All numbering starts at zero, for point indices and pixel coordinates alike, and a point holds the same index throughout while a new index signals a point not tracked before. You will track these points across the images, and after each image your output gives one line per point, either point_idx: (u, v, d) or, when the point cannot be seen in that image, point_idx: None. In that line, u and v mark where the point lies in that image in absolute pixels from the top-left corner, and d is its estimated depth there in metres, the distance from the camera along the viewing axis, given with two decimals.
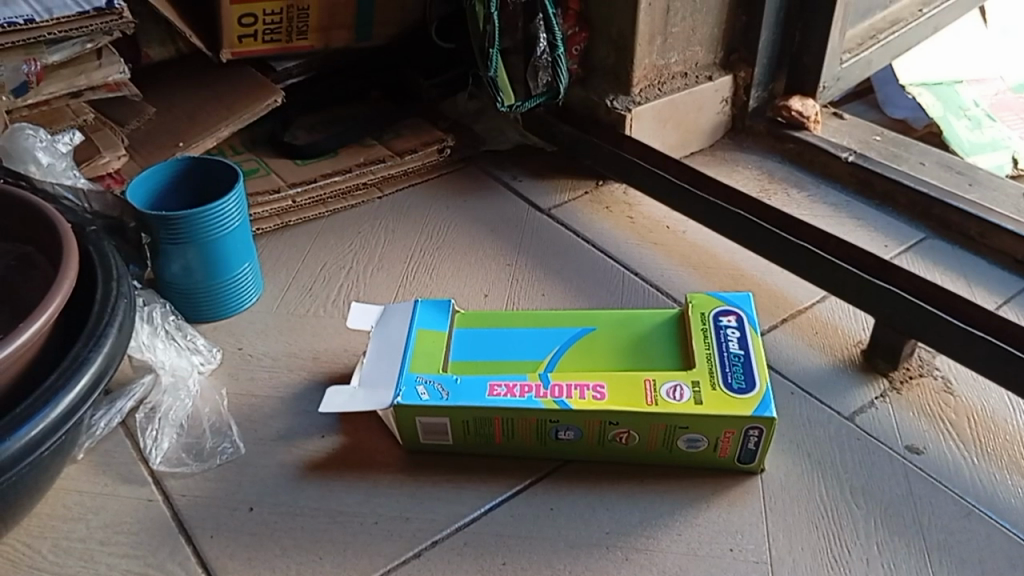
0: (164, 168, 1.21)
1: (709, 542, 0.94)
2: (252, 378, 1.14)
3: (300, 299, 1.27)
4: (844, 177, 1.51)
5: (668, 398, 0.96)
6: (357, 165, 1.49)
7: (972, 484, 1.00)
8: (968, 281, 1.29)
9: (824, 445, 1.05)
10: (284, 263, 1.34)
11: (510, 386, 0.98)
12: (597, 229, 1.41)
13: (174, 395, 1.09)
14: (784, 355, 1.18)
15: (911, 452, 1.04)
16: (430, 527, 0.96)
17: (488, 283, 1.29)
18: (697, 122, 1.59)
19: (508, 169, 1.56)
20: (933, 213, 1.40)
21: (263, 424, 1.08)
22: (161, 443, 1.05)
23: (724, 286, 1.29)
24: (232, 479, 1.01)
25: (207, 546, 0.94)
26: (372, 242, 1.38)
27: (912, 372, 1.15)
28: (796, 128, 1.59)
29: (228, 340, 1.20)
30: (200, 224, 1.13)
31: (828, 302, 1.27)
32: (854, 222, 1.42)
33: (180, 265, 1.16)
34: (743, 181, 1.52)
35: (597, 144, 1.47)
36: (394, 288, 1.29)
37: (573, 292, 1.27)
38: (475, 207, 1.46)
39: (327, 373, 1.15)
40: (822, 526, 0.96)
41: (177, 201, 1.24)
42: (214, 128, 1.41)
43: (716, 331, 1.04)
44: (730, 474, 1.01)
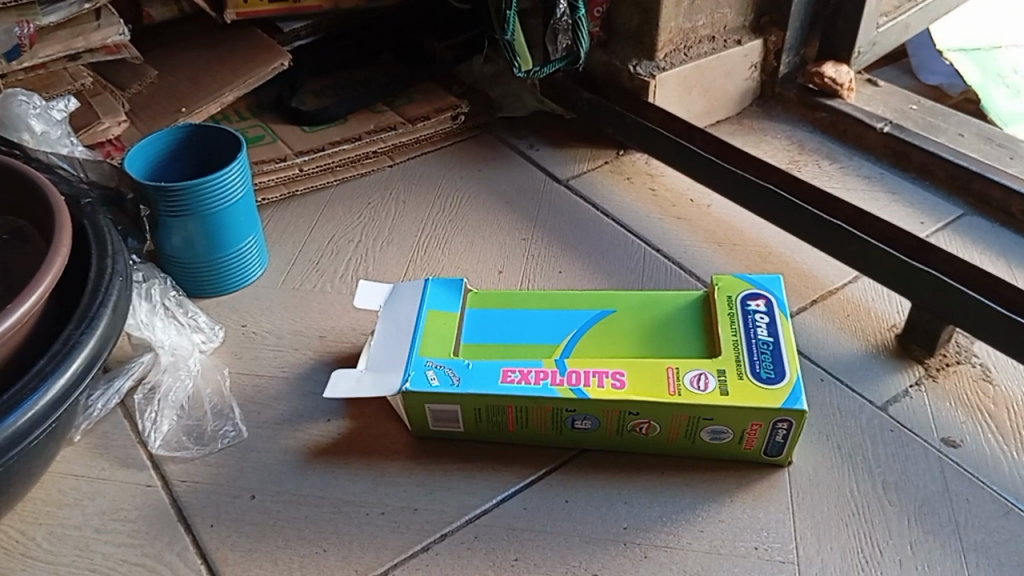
0: (166, 136, 1.15)
1: (733, 540, 0.89)
2: (256, 357, 1.10)
3: (307, 274, 1.22)
4: (878, 148, 1.43)
5: (692, 388, 0.91)
6: (368, 132, 1.43)
7: (1012, 480, 0.95)
8: (1008, 262, 1.22)
9: (856, 437, 1.00)
10: (291, 235, 1.29)
11: (524, 373, 0.93)
12: (617, 202, 1.35)
13: (174, 375, 1.05)
14: (813, 339, 1.13)
15: (947, 446, 0.98)
16: (439, 519, 0.92)
17: (502, 258, 1.24)
18: (724, 89, 1.52)
19: (525, 137, 1.50)
20: (972, 188, 1.33)
21: (267, 407, 1.04)
22: (160, 426, 1.00)
23: (751, 264, 1.23)
24: (235, 465, 0.97)
25: (207, 536, 0.90)
26: (383, 214, 1.33)
27: (949, 359, 1.09)
28: (828, 96, 1.51)
29: (231, 316, 1.16)
30: (201, 196, 1.07)
31: (860, 283, 1.20)
32: (890, 197, 1.35)
33: (180, 238, 1.11)
34: (771, 152, 1.45)
35: (619, 113, 1.40)
36: (404, 263, 1.23)
37: (591, 271, 1.22)
38: (490, 177, 1.40)
39: (333, 354, 1.10)
40: (853, 524, 0.91)
41: (178, 170, 1.19)
42: (218, 93, 1.35)
43: (743, 316, 0.99)
44: (756, 466, 0.96)
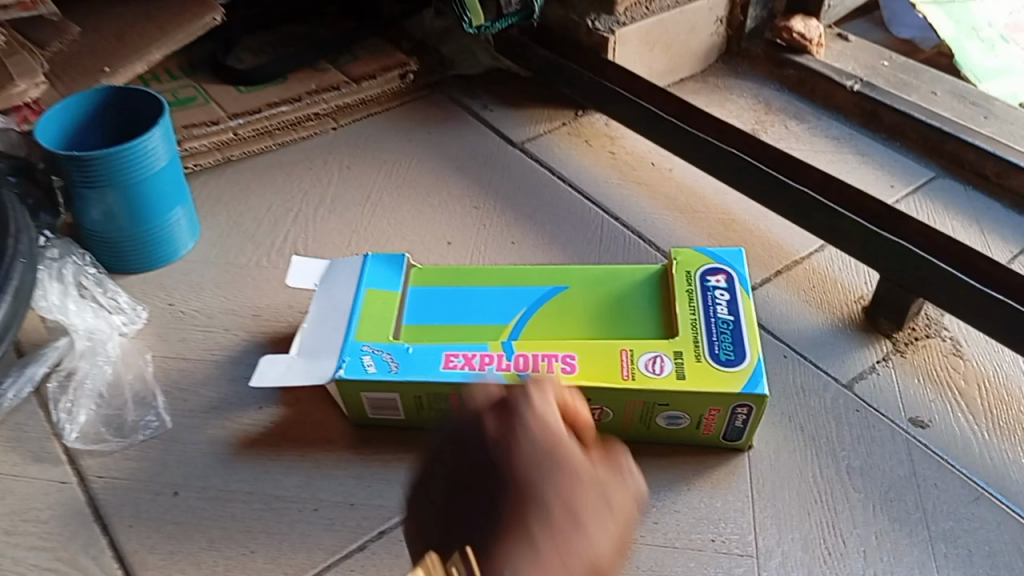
0: (83, 99, 1.06)
1: (689, 532, 0.84)
2: (183, 339, 1.02)
3: (241, 246, 1.14)
4: (848, 108, 1.37)
5: (647, 372, 0.85)
6: (309, 91, 1.32)
7: (982, 463, 0.90)
8: (980, 227, 1.17)
9: (820, 419, 0.94)
10: (225, 205, 1.21)
11: (468, 358, 0.87)
12: (574, 167, 1.28)
13: (91, 362, 0.97)
14: (777, 313, 1.07)
15: (916, 427, 0.94)
16: (377, 515, 0.85)
17: (451, 227, 1.17)
18: (688, 44, 1.44)
19: (478, 96, 1.41)
20: (945, 150, 1.27)
21: (194, 394, 0.96)
22: (76, 416, 0.93)
23: (714, 233, 1.17)
24: (157, 458, 0.90)
25: (125, 538, 0.83)
26: (325, 180, 1.25)
27: (918, 332, 1.04)
28: (797, 52, 1.44)
29: (158, 294, 1.07)
30: (119, 164, 0.99)
31: (826, 253, 1.14)
32: (859, 159, 1.29)
33: (100, 210, 1.03)
34: (736, 112, 1.38)
35: (575, 71, 1.32)
36: (346, 235, 1.16)
37: (545, 242, 1.15)
38: (442, 140, 1.32)
39: (267, 334, 1.02)
40: (816, 513, 0.86)
41: (97, 138, 1.10)
42: (144, 51, 1.26)
43: (703, 293, 0.93)
44: (714, 451, 0.91)
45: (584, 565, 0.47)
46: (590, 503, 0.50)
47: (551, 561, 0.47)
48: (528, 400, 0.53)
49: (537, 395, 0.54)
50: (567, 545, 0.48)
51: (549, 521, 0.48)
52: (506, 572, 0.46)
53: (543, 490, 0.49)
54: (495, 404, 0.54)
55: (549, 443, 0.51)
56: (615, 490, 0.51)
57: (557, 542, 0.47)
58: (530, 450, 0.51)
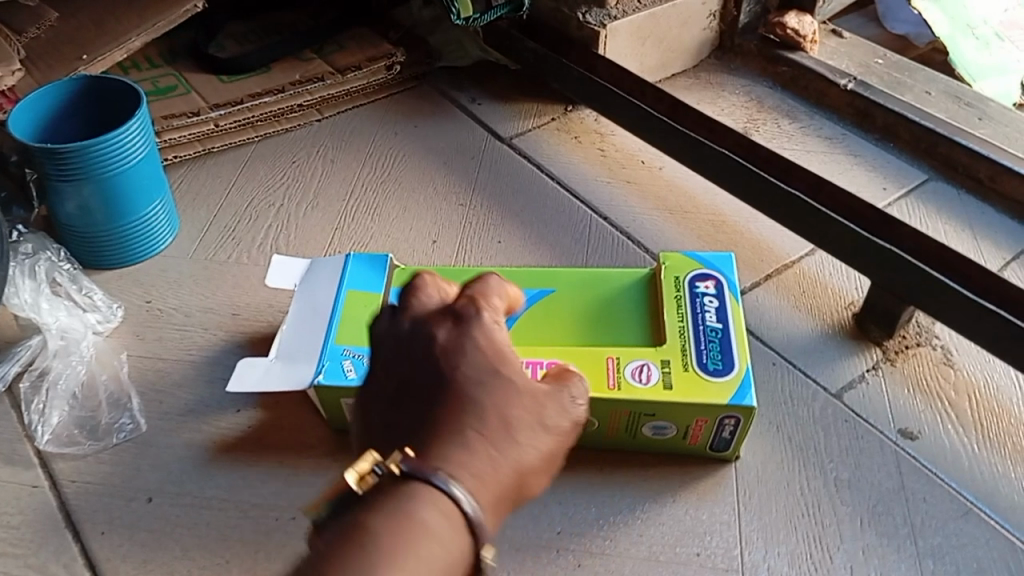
0: (57, 88, 1.03)
1: (673, 545, 0.83)
2: (160, 339, 0.99)
3: (221, 242, 1.11)
4: (842, 107, 1.35)
5: (633, 382, 0.83)
6: (292, 82, 1.30)
7: (971, 477, 0.89)
8: (972, 232, 1.15)
9: (809, 429, 0.93)
10: (205, 198, 1.18)
11: None
12: (563, 163, 1.26)
13: (65, 361, 0.95)
14: (766, 319, 1.05)
15: (905, 438, 0.92)
16: None
17: (436, 225, 1.14)
18: (680, 40, 1.41)
19: (466, 89, 1.39)
20: (938, 152, 1.25)
21: (170, 396, 0.94)
22: (49, 417, 0.91)
23: (703, 234, 1.15)
24: (131, 462, 0.88)
25: (97, 545, 0.81)
26: (308, 174, 1.22)
27: (909, 340, 1.02)
28: (790, 49, 1.42)
29: (135, 291, 1.05)
30: (94, 158, 0.96)
31: (817, 257, 1.13)
32: (852, 160, 1.27)
33: (75, 204, 1.00)
34: (728, 109, 1.36)
35: (565, 65, 1.29)
36: (329, 231, 1.13)
37: (532, 241, 1.12)
38: (428, 133, 1.30)
39: (246, 334, 1.00)
40: (802, 527, 0.84)
41: (72, 129, 1.06)
42: (123, 38, 1.22)
43: (691, 300, 0.91)
44: (701, 462, 0.89)
45: (512, 462, 0.50)
46: (525, 414, 0.52)
47: (481, 451, 0.49)
48: (484, 304, 0.57)
49: (491, 281, 0.59)
50: (503, 441, 0.50)
51: (489, 418, 0.51)
52: (444, 462, 0.48)
53: (489, 392, 0.52)
54: (451, 310, 0.56)
55: (498, 351, 0.54)
56: (556, 408, 0.54)
57: (492, 436, 0.50)
58: (484, 355, 0.54)
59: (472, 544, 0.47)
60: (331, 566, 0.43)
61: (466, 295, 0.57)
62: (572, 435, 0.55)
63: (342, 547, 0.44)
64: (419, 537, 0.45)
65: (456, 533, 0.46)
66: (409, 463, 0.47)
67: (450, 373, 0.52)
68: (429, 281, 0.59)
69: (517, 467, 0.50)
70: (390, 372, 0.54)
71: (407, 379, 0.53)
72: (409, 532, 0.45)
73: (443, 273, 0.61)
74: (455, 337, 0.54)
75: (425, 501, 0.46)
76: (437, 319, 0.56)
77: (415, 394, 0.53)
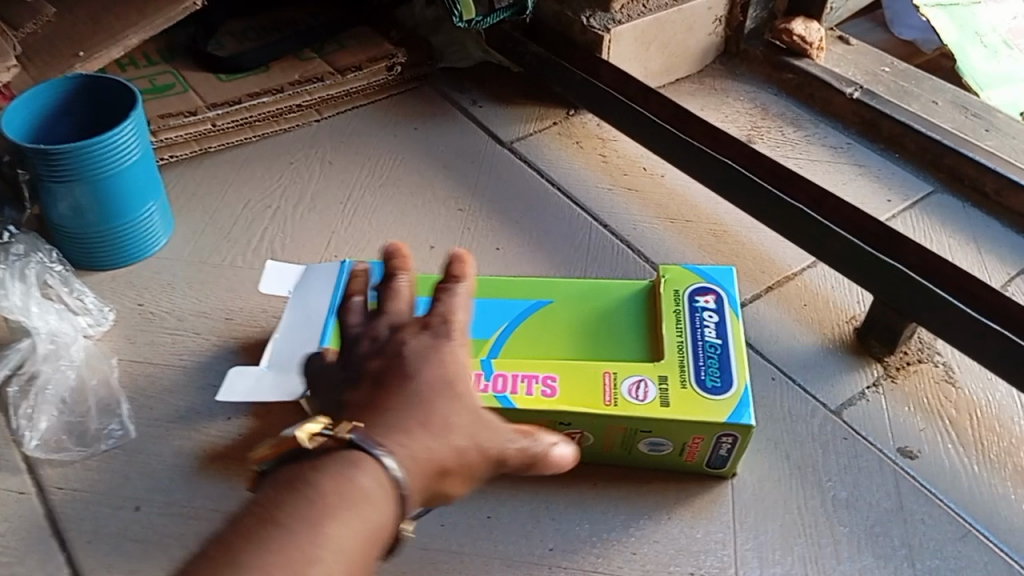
0: (52, 87, 1.02)
1: (667, 564, 0.82)
2: (151, 343, 0.98)
3: (215, 245, 1.10)
4: (847, 116, 1.33)
5: (629, 398, 0.82)
6: (292, 82, 1.28)
7: (972, 499, 0.88)
8: (977, 246, 1.14)
9: (807, 446, 0.92)
10: (200, 199, 1.16)
11: None
12: (564, 169, 1.24)
13: (54, 366, 0.94)
14: (766, 332, 1.04)
15: (904, 457, 0.91)
16: None
17: (434, 231, 1.13)
18: (685, 44, 1.40)
19: (468, 91, 1.37)
20: (944, 163, 1.24)
21: (160, 402, 0.93)
22: (37, 422, 0.89)
23: (705, 244, 1.14)
24: (119, 470, 0.87)
25: (83, 554, 0.80)
26: (306, 175, 1.21)
27: (910, 357, 1.01)
28: (796, 55, 1.40)
29: (127, 293, 1.04)
30: (88, 159, 0.95)
31: (819, 269, 1.11)
32: (856, 170, 1.25)
33: (68, 205, 0.99)
34: (732, 116, 1.34)
35: (568, 70, 1.28)
36: (325, 235, 1.12)
37: (531, 249, 1.11)
38: (428, 136, 1.28)
39: (239, 339, 0.99)
40: (799, 547, 0.83)
41: (66, 128, 1.05)
42: (120, 35, 1.20)
43: (690, 315, 0.90)
44: (697, 478, 0.88)
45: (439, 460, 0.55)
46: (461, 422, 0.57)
47: (419, 439, 0.55)
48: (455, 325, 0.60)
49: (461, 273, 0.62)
50: (441, 437, 0.56)
51: (436, 416, 0.56)
52: (384, 440, 0.53)
53: (444, 394, 0.57)
54: (425, 321, 0.60)
55: (458, 370, 0.59)
56: (492, 435, 0.59)
57: (435, 434, 0.55)
58: (447, 363, 0.59)
59: (397, 517, 0.52)
60: (277, 510, 0.47)
61: (441, 310, 0.61)
62: (508, 460, 0.60)
63: (284, 492, 0.49)
64: (355, 499, 0.49)
65: (388, 502, 0.51)
66: (359, 433, 0.52)
67: (412, 371, 0.57)
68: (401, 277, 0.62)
69: (446, 466, 0.56)
70: (355, 363, 0.59)
71: (370, 369, 0.58)
72: (349, 493, 0.49)
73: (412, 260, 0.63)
74: (426, 345, 0.59)
75: (365, 470, 0.51)
76: (409, 327, 0.61)
77: (377, 381, 0.57)
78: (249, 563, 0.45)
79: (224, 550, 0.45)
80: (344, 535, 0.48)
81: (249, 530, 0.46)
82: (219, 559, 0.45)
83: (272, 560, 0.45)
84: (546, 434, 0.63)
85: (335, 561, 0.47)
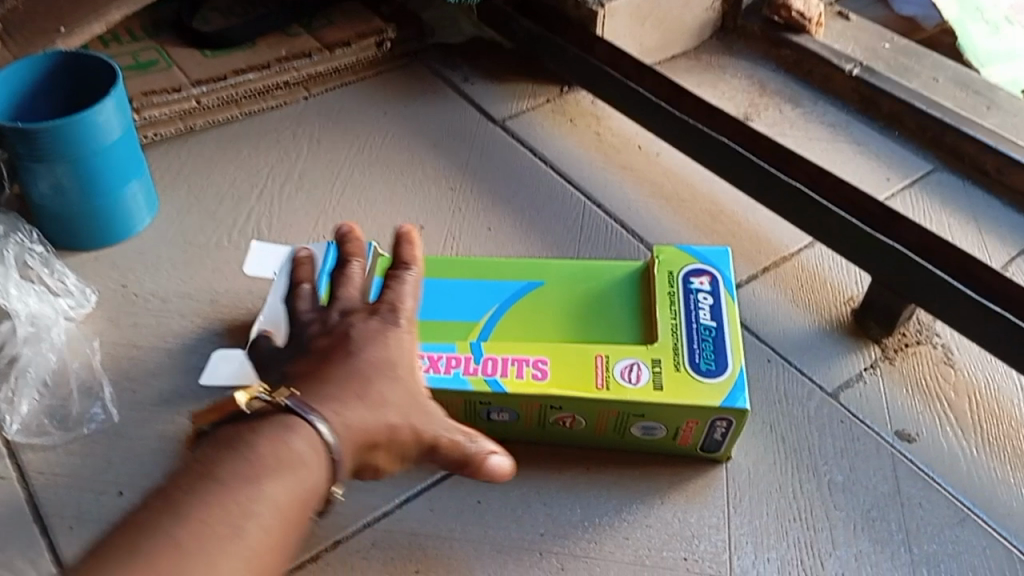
0: (32, 63, 0.99)
1: (660, 549, 0.80)
2: (135, 325, 0.96)
3: (200, 225, 1.08)
4: (846, 94, 1.31)
5: (622, 381, 0.80)
6: (280, 58, 1.25)
7: (970, 483, 0.86)
8: (977, 226, 1.12)
9: (803, 429, 0.90)
10: (186, 178, 1.14)
11: (432, 361, 0.82)
12: (557, 148, 1.22)
13: (34, 348, 0.92)
14: (762, 313, 1.02)
15: (902, 440, 0.89)
16: (332, 524, 0.81)
17: (424, 211, 1.10)
18: (681, 20, 1.37)
19: (459, 67, 1.35)
20: (944, 142, 1.22)
21: (143, 385, 0.91)
22: (18, 406, 0.88)
23: (700, 224, 1.12)
24: (102, 454, 0.85)
25: (65, 541, 0.78)
26: (294, 154, 1.18)
27: (909, 338, 0.99)
28: (795, 31, 1.37)
29: (111, 274, 1.01)
30: (67, 137, 0.92)
31: (816, 249, 1.09)
32: (855, 148, 1.23)
33: (48, 183, 0.96)
34: (729, 93, 1.32)
35: (561, 46, 1.25)
36: (313, 215, 1.09)
37: (523, 229, 1.09)
38: (418, 113, 1.26)
39: (225, 321, 0.97)
40: (794, 531, 0.82)
41: (46, 105, 1.03)
42: (103, 11, 1.19)
43: (684, 297, 0.88)
44: (691, 462, 0.86)
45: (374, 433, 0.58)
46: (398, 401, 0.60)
47: (356, 411, 0.57)
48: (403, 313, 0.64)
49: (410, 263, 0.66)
50: (377, 411, 0.58)
51: (374, 392, 0.59)
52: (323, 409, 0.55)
53: (385, 373, 0.60)
54: (373, 307, 0.64)
55: (402, 354, 0.62)
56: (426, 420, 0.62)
57: (371, 408, 0.58)
58: (391, 347, 0.62)
59: (328, 482, 0.54)
60: (218, 467, 0.49)
61: (390, 297, 0.64)
62: (439, 447, 0.63)
63: (225, 452, 0.50)
64: (293, 461, 0.51)
65: (323, 466, 0.53)
66: (293, 399, 0.54)
67: (357, 349, 0.60)
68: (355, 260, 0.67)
69: (376, 439, 0.58)
70: (304, 339, 0.62)
71: (317, 347, 0.61)
72: (286, 456, 0.51)
73: (364, 242, 0.69)
74: (374, 328, 0.62)
75: (302, 435, 0.53)
76: (358, 312, 0.64)
77: (322, 355, 0.60)
78: (187, 513, 0.46)
79: (165, 501, 0.47)
80: (280, 492, 0.49)
81: (189, 483, 0.48)
82: (158, 510, 0.46)
83: (208, 510, 0.46)
84: (486, 441, 0.66)
85: (269, 517, 0.48)
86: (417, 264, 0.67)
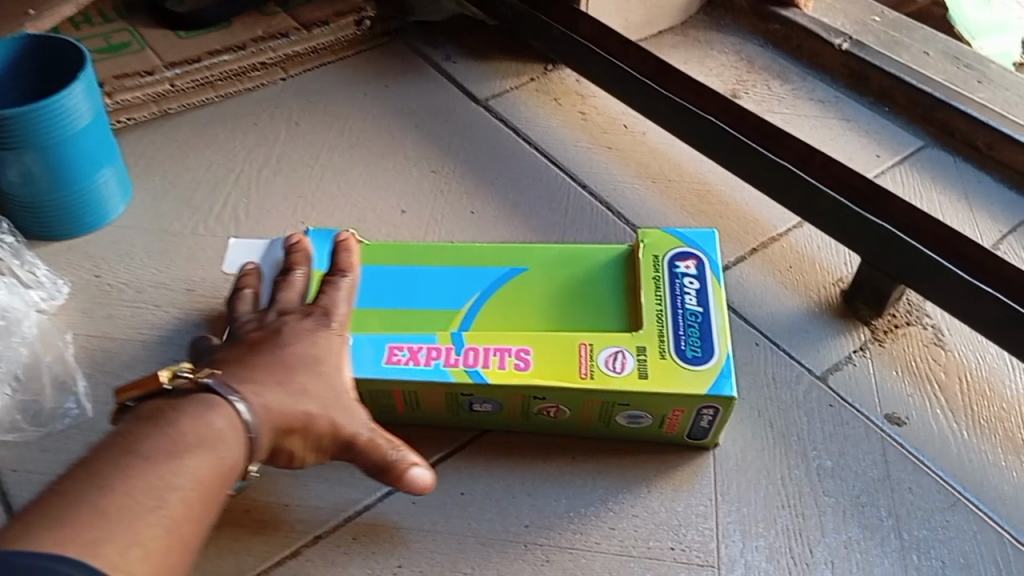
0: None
1: (647, 538, 0.79)
2: (109, 316, 0.94)
3: (176, 212, 1.05)
4: (835, 68, 1.28)
5: (607, 370, 0.79)
6: (254, 39, 1.23)
7: (961, 467, 0.85)
8: (967, 203, 1.10)
9: (791, 414, 0.89)
10: (161, 163, 1.11)
11: (412, 352, 0.80)
12: (541, 128, 1.19)
13: (4, 343, 0.89)
14: (750, 296, 1.00)
15: (892, 424, 0.88)
16: (313, 518, 0.80)
17: (405, 195, 1.08)
18: None
19: (441, 46, 1.32)
20: (935, 116, 1.19)
21: (118, 378, 0.88)
22: None
23: (687, 204, 1.10)
24: (76, 451, 0.83)
25: None
26: (272, 137, 1.16)
27: (898, 320, 0.98)
28: (783, 5, 1.35)
29: (84, 264, 0.99)
30: (35, 124, 0.89)
31: (804, 230, 1.08)
32: (844, 124, 1.21)
33: (16, 172, 0.93)
34: (716, 70, 1.29)
35: (545, 23, 1.22)
36: (291, 200, 1.07)
37: (506, 212, 1.07)
38: (399, 94, 1.23)
39: (201, 311, 0.94)
40: (783, 518, 0.81)
41: (13, 90, 0.99)
42: None
43: (670, 282, 0.86)
44: (679, 450, 0.85)
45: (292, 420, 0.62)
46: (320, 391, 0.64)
47: (276, 396, 0.61)
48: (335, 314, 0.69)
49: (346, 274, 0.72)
50: (297, 399, 0.63)
51: (297, 381, 0.63)
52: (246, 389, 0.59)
53: (310, 366, 0.64)
54: (307, 309, 0.69)
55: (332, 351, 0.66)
56: (348, 417, 0.66)
57: (292, 395, 0.62)
58: (319, 344, 0.66)
59: (244, 461, 0.57)
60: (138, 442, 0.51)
61: (324, 302, 0.69)
62: (357, 445, 0.67)
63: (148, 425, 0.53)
64: (212, 437, 0.54)
65: (239, 444, 0.56)
66: (216, 379, 0.59)
67: (285, 342, 0.65)
68: (298, 267, 0.74)
69: (292, 426, 0.62)
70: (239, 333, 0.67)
71: (250, 338, 0.66)
72: (206, 432, 0.54)
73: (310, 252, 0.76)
74: (306, 327, 0.67)
75: (222, 410, 0.56)
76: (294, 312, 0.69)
77: (252, 345, 0.64)
78: (109, 478, 0.48)
79: (88, 472, 0.48)
80: (198, 466, 0.52)
81: (112, 454, 0.50)
82: (85, 484, 0.47)
83: (129, 477, 0.49)
84: (410, 454, 0.70)
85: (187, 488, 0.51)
86: (352, 269, 0.73)
